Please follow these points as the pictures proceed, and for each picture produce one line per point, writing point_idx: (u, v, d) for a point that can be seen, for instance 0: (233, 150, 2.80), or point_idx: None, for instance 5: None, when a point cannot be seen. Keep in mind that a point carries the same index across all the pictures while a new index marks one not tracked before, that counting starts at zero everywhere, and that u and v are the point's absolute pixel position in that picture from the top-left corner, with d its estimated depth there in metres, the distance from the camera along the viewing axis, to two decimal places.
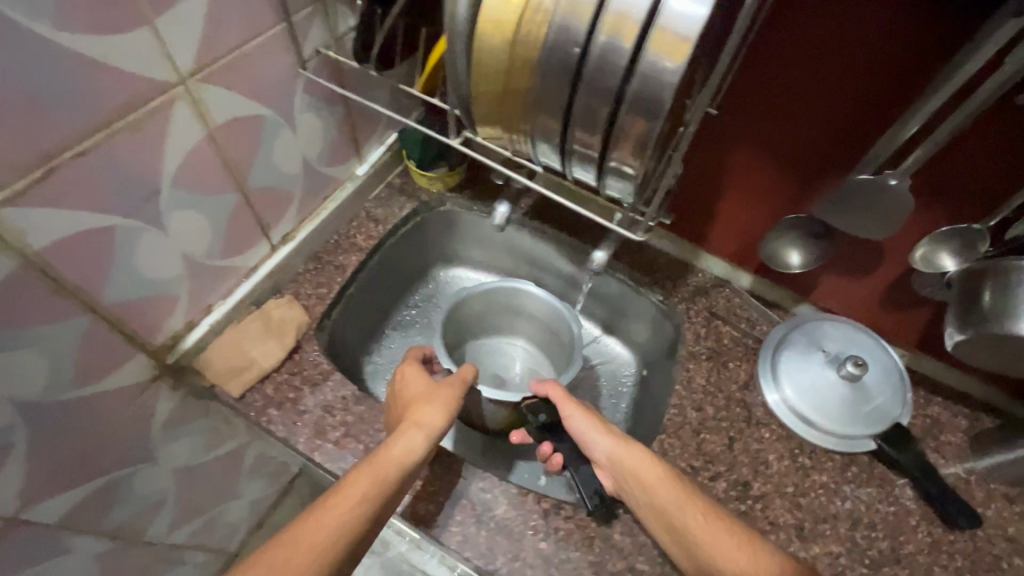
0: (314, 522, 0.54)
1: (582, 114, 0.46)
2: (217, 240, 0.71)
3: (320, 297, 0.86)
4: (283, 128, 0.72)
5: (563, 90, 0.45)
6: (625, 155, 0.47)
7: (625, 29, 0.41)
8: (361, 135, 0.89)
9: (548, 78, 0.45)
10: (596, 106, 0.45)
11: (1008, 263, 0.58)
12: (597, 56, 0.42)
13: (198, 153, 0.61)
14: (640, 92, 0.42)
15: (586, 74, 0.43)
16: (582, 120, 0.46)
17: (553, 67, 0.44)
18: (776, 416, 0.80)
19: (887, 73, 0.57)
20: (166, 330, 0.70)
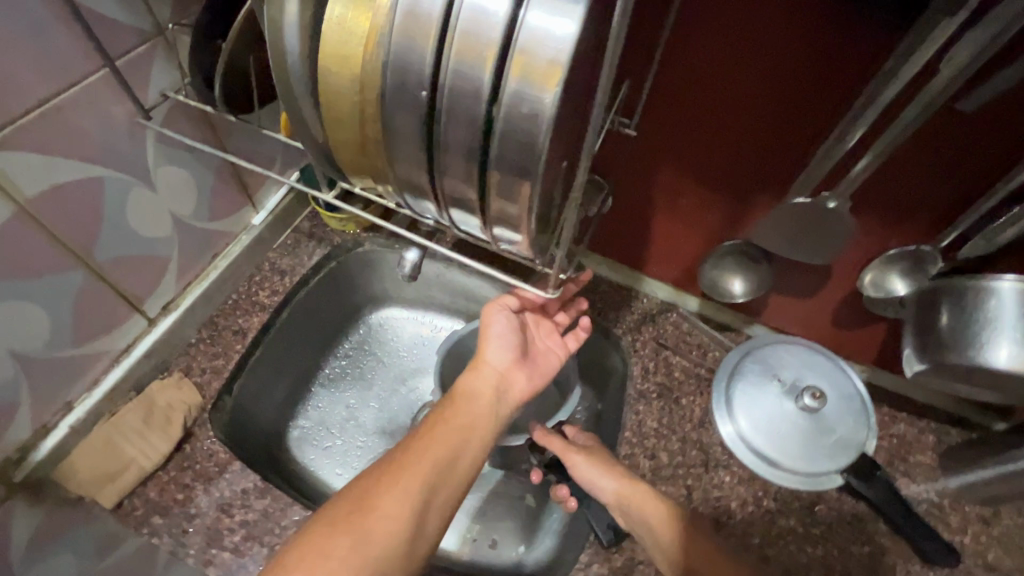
0: (354, 537, 0.47)
1: (449, 167, 0.37)
2: (64, 328, 0.59)
3: (217, 370, 0.75)
4: (137, 189, 0.60)
5: (420, 134, 0.36)
6: (508, 212, 0.38)
7: (478, 56, 0.32)
8: (252, 179, 0.79)
9: (399, 122, 0.36)
10: (462, 156, 0.36)
11: (965, 286, 0.53)
12: (449, 93, 0.33)
13: (10, 235, 0.50)
14: (506, 136, 0.33)
15: (441, 119, 0.34)
16: (449, 172, 0.37)
17: (401, 107, 0.35)
18: (734, 454, 0.73)
19: (813, 79, 0.49)
20: (6, 441, 0.58)
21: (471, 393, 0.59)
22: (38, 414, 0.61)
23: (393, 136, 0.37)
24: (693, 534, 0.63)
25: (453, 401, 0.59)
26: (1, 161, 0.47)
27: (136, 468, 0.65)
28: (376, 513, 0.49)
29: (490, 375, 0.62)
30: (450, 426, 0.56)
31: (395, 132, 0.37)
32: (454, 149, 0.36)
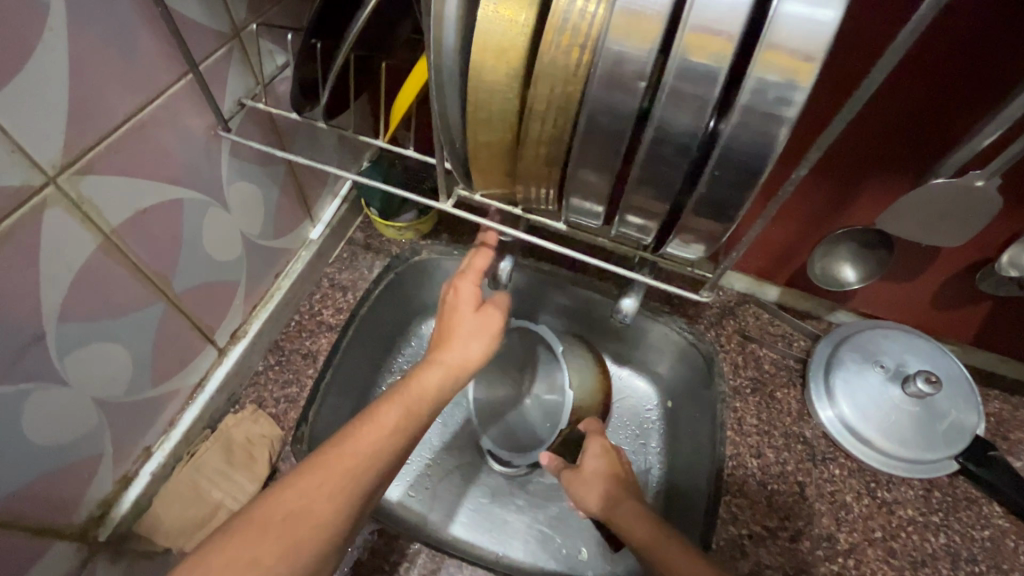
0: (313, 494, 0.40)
1: (644, 165, 0.33)
2: (144, 368, 0.53)
3: (291, 398, 0.69)
4: (210, 208, 0.55)
5: (622, 137, 0.32)
6: (709, 215, 0.34)
7: (714, 48, 0.28)
8: (309, 189, 0.73)
9: (599, 125, 0.32)
10: (670, 158, 0.32)
11: None
12: (672, 90, 0.29)
13: (96, 269, 0.45)
14: (740, 132, 0.29)
15: (655, 115, 0.31)
16: (647, 177, 0.34)
17: (605, 111, 0.32)
18: (839, 444, 0.71)
19: (971, 63, 0.45)
20: (91, 497, 0.52)
21: (430, 386, 0.47)
22: (120, 463, 0.55)
23: (585, 142, 0.33)
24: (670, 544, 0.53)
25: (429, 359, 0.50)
26: (88, 188, 0.42)
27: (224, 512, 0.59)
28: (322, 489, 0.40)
29: (436, 368, 0.48)
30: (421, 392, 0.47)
31: (590, 136, 0.33)
32: (663, 154, 0.32)
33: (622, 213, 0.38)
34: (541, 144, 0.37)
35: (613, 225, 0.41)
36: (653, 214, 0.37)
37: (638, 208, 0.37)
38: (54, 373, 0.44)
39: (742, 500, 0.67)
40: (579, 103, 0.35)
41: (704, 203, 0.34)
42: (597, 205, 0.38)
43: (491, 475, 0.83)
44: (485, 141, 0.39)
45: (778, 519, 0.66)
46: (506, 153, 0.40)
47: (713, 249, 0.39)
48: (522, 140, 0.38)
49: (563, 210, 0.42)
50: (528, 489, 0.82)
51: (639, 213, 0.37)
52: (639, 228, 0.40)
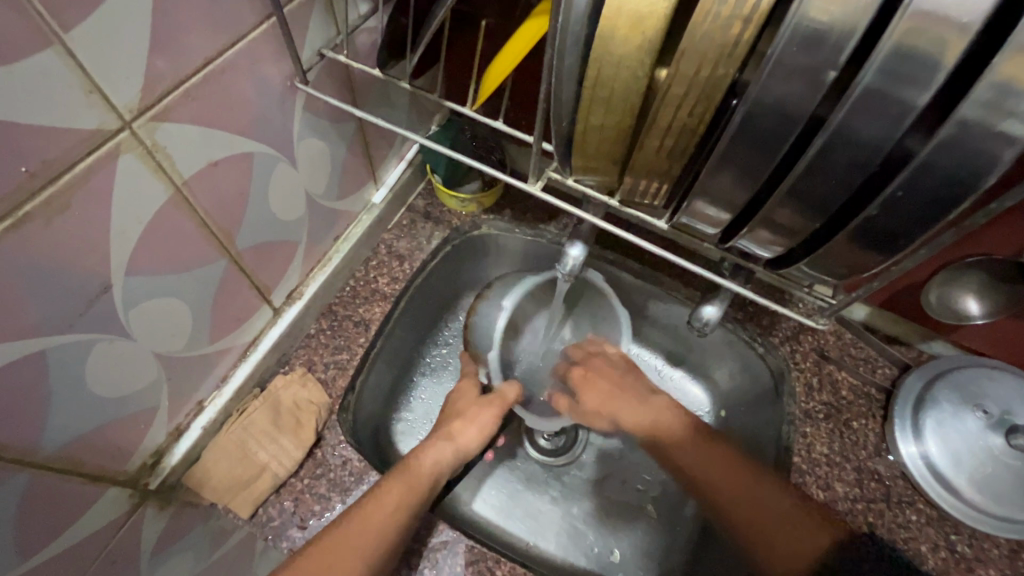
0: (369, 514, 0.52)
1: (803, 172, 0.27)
2: (202, 325, 0.52)
3: (341, 365, 0.68)
4: (279, 164, 0.52)
5: (784, 140, 0.28)
6: (873, 240, 0.30)
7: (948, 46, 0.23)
8: (376, 150, 0.69)
9: (756, 124, 0.28)
10: (839, 171, 0.28)
11: None
12: (866, 91, 0.25)
13: (165, 223, 0.43)
14: (945, 149, 0.25)
15: (833, 121, 0.26)
16: (802, 191, 0.30)
17: (771, 110, 0.27)
18: (919, 488, 0.64)
19: None
20: (144, 448, 0.52)
21: (430, 463, 0.58)
22: (173, 416, 0.55)
23: (734, 142, 0.29)
24: (715, 451, 0.59)
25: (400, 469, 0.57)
26: (163, 137, 0.39)
27: (270, 475, 0.59)
28: (339, 557, 0.49)
29: (442, 441, 0.60)
30: (406, 488, 0.55)
31: (744, 136, 0.29)
32: (835, 165, 0.28)
33: (753, 228, 0.34)
34: (669, 134, 0.32)
35: (735, 238, 0.37)
36: (796, 234, 0.33)
37: (778, 219, 0.32)
38: (117, 326, 0.42)
39: None
40: (726, 91, 0.29)
41: (875, 224, 0.29)
42: (722, 208, 0.34)
43: (527, 461, 0.80)
44: (597, 123, 0.34)
45: None
46: (623, 140, 0.35)
47: (855, 276, 0.34)
48: (645, 128, 0.33)
49: (678, 212, 0.38)
50: (565, 481, 0.79)
51: (779, 229, 0.33)
52: (768, 244, 0.36)
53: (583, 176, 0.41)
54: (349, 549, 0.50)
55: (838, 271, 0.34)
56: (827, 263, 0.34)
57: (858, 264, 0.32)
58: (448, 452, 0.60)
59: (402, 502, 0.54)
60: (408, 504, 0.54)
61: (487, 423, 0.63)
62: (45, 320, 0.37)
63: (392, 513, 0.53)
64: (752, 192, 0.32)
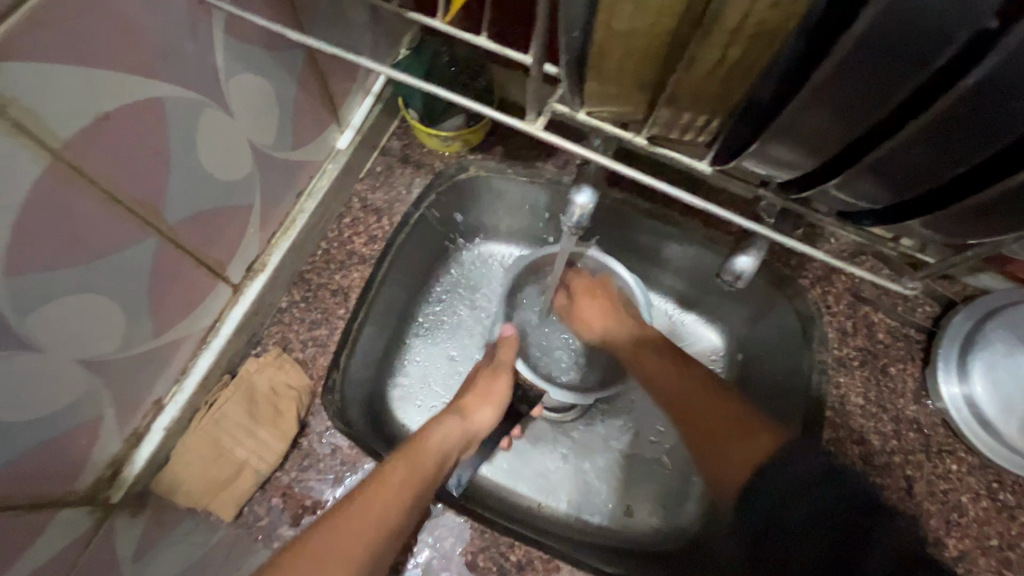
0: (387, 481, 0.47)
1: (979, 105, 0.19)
2: (139, 319, 0.43)
3: (320, 342, 0.59)
4: (205, 110, 0.41)
5: (931, 64, 0.19)
6: None
7: None
8: (333, 82, 0.57)
9: (887, 40, 0.19)
10: (1004, 108, 0.19)
11: None
12: None
13: (47, 201, 0.33)
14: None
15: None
16: (943, 133, 0.21)
17: (921, 14, 0.18)
18: (962, 435, 0.59)
19: None
20: (96, 459, 0.46)
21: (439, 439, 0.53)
22: (127, 420, 0.48)
23: (849, 67, 0.20)
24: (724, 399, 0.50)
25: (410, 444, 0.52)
26: (5, 82, 0.28)
27: (251, 472, 0.53)
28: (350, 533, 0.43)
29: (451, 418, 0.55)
30: (414, 461, 0.50)
31: (866, 59, 0.19)
32: (1017, 93, 0.19)
33: (846, 177, 0.26)
34: (736, 42, 0.22)
35: (822, 186, 0.29)
36: (916, 184, 0.25)
37: (893, 165, 0.24)
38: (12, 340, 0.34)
39: None
40: None
41: None
42: (807, 150, 0.25)
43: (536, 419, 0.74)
44: (627, 36, 0.24)
45: None
46: (660, 60, 0.25)
47: (993, 225, 0.25)
48: (699, 36, 0.23)
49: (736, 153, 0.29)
50: (575, 438, 0.72)
51: (892, 182, 0.25)
52: (853, 193, 0.28)
53: (605, 107, 0.31)
54: (365, 520, 0.44)
55: (974, 219, 0.25)
56: (957, 211, 0.25)
57: (999, 219, 0.25)
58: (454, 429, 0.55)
59: (410, 481, 0.48)
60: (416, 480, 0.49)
61: (499, 397, 0.58)
62: None
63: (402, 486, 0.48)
64: (858, 132, 0.23)
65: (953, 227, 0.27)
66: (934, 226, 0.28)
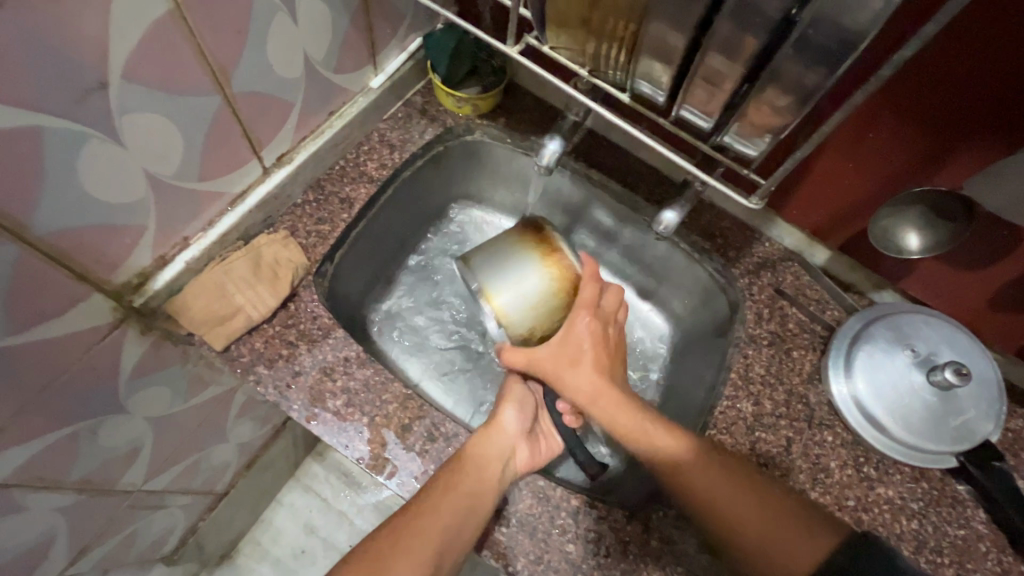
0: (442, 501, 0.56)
1: (739, 22, 0.33)
2: (192, 158, 0.56)
3: (322, 235, 0.71)
4: (280, 13, 0.55)
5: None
6: (780, 82, 0.37)
7: None
8: (379, 32, 0.72)
9: None
10: (755, 20, 0.33)
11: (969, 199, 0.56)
12: None
13: (160, 37, 0.45)
14: None
15: None
16: (728, 39, 0.35)
17: None
18: (841, 414, 0.70)
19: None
20: (130, 265, 0.57)
21: (481, 455, 0.60)
22: (159, 244, 0.59)
23: None
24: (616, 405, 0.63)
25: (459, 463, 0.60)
26: None
27: (244, 316, 0.64)
28: (413, 542, 0.54)
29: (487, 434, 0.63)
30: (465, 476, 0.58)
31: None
32: (750, 14, 0.33)
33: (691, 84, 0.40)
34: None
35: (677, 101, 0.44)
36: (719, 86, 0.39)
37: (711, 70, 0.38)
38: (109, 128, 0.45)
39: (727, 437, 0.68)
40: None
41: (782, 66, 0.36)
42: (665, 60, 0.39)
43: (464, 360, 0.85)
44: None
45: (756, 462, 0.66)
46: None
47: (787, 111, 0.39)
48: None
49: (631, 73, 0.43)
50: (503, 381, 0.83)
51: (713, 84, 0.39)
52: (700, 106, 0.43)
53: (556, 41, 0.44)
54: (428, 528, 0.55)
55: (773, 104, 0.39)
56: (761, 103, 0.39)
57: (772, 108, 0.39)
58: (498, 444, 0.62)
59: (461, 495, 0.57)
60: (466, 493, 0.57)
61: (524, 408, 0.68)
62: (41, 96, 0.40)
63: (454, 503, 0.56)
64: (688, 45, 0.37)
65: (767, 120, 0.41)
66: (755, 126, 0.42)
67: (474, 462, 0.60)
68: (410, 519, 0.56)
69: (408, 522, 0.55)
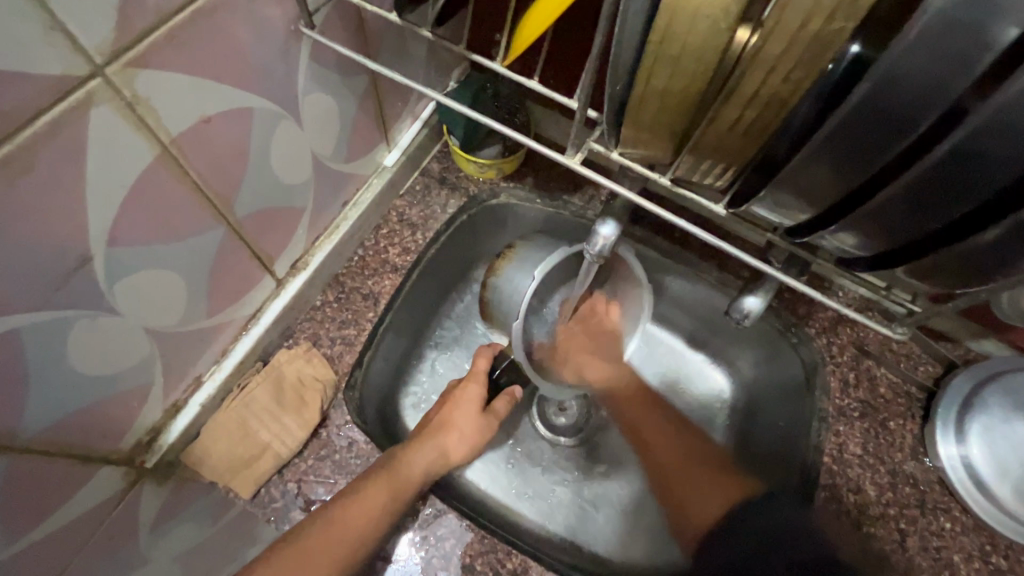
0: (356, 511, 0.51)
1: (949, 173, 0.24)
2: (198, 298, 0.48)
3: (348, 342, 0.64)
4: (283, 121, 0.47)
5: (912, 129, 0.23)
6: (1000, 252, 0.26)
7: None
8: (389, 107, 0.63)
9: (882, 107, 0.23)
10: (976, 171, 0.23)
11: None
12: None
13: (149, 187, 0.38)
14: None
15: (975, 120, 0.22)
16: (926, 187, 0.25)
17: (905, 86, 0.22)
18: (954, 487, 0.61)
19: None
20: (139, 425, 0.50)
21: (415, 467, 0.55)
22: (170, 391, 0.52)
23: (845, 127, 0.24)
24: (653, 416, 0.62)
25: (387, 468, 0.54)
26: (142, 85, 0.33)
27: (273, 454, 0.57)
28: (326, 549, 0.48)
29: (431, 448, 0.57)
30: (390, 485, 0.53)
31: (864, 121, 0.24)
32: (977, 163, 0.23)
33: (846, 224, 0.30)
34: (754, 105, 0.27)
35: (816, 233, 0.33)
36: (894, 234, 0.29)
37: (884, 217, 0.28)
38: (100, 303, 0.38)
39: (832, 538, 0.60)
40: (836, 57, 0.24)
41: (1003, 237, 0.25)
42: (807, 199, 0.29)
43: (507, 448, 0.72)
44: (659, 92, 0.28)
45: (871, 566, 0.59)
46: (686, 116, 0.30)
47: (977, 274, 0.28)
48: (724, 96, 0.27)
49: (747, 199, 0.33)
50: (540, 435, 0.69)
51: (883, 230, 0.29)
52: (849, 243, 0.32)
53: (634, 151, 0.35)
54: (343, 532, 0.50)
55: (971, 267, 0.28)
56: (945, 263, 0.28)
57: (965, 271, 0.28)
58: (433, 456, 0.57)
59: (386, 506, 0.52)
60: (389, 506, 0.52)
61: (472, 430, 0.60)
62: (13, 295, 0.32)
63: (373, 508, 0.51)
64: (852, 184, 0.27)
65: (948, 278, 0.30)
66: (913, 274, 0.32)
67: (401, 472, 0.54)
68: (338, 512, 0.50)
69: (331, 516, 0.50)
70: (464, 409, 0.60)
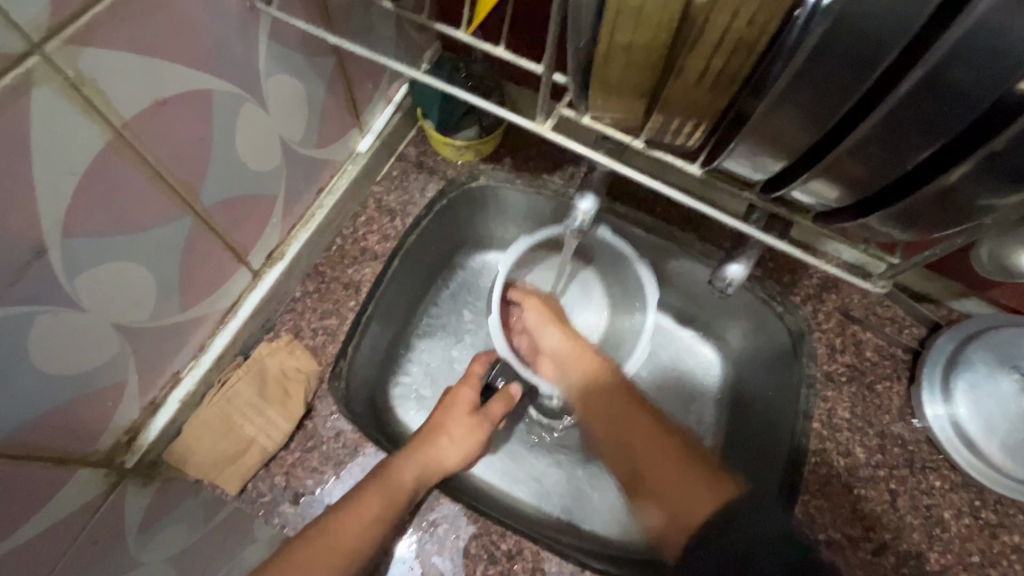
0: (349, 524, 0.50)
1: (913, 110, 0.23)
2: (169, 292, 0.47)
3: (330, 332, 0.62)
4: (246, 104, 0.45)
5: (873, 70, 0.23)
6: (969, 190, 0.26)
7: None
8: (359, 90, 0.62)
9: (844, 46, 0.23)
10: (942, 106, 0.23)
11: None
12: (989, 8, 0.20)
13: (103, 174, 0.36)
14: None
15: (938, 53, 0.21)
16: (893, 127, 0.25)
17: (862, 26, 0.22)
18: (939, 443, 0.61)
19: None
20: (116, 424, 0.48)
21: (406, 474, 0.54)
22: (147, 389, 0.51)
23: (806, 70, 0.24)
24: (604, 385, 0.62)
25: (377, 477, 0.53)
26: (86, 65, 0.32)
27: (258, 449, 0.56)
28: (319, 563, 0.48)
29: (420, 451, 0.55)
30: (380, 495, 0.52)
31: (825, 63, 0.23)
32: (942, 97, 0.23)
33: (818, 173, 0.30)
34: (720, 53, 0.26)
35: (789, 186, 0.33)
36: (864, 181, 0.28)
37: (852, 163, 0.27)
38: (62, 297, 0.37)
39: (824, 501, 0.60)
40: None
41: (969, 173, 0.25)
42: (779, 151, 0.29)
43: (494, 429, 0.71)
44: (621, 48, 0.28)
45: (862, 528, 0.60)
46: (652, 71, 0.29)
47: (949, 217, 0.28)
48: (687, 47, 0.27)
49: (720, 156, 0.33)
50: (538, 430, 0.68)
51: (854, 177, 0.28)
52: (821, 193, 0.32)
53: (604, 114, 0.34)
54: (338, 543, 0.49)
55: (943, 209, 0.27)
56: (917, 209, 0.28)
57: (937, 215, 0.28)
58: (420, 461, 0.55)
59: (378, 514, 0.51)
60: (383, 515, 0.52)
61: (466, 433, 0.58)
62: None
63: (366, 519, 0.51)
64: (822, 131, 0.27)
65: (922, 224, 0.30)
66: (890, 225, 0.31)
67: (389, 481, 0.53)
68: (334, 522, 0.50)
69: (326, 526, 0.50)
70: (457, 408, 0.59)
